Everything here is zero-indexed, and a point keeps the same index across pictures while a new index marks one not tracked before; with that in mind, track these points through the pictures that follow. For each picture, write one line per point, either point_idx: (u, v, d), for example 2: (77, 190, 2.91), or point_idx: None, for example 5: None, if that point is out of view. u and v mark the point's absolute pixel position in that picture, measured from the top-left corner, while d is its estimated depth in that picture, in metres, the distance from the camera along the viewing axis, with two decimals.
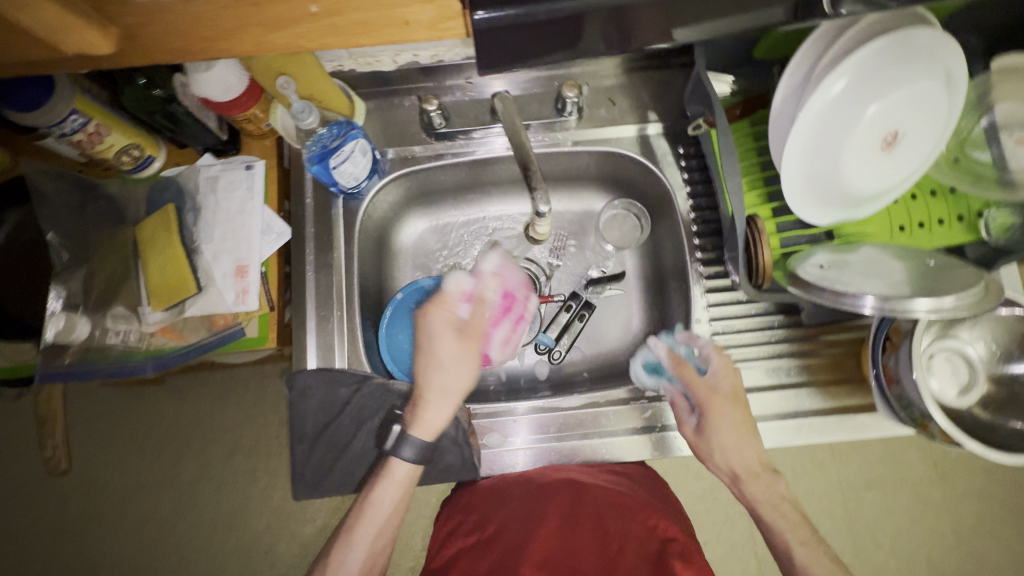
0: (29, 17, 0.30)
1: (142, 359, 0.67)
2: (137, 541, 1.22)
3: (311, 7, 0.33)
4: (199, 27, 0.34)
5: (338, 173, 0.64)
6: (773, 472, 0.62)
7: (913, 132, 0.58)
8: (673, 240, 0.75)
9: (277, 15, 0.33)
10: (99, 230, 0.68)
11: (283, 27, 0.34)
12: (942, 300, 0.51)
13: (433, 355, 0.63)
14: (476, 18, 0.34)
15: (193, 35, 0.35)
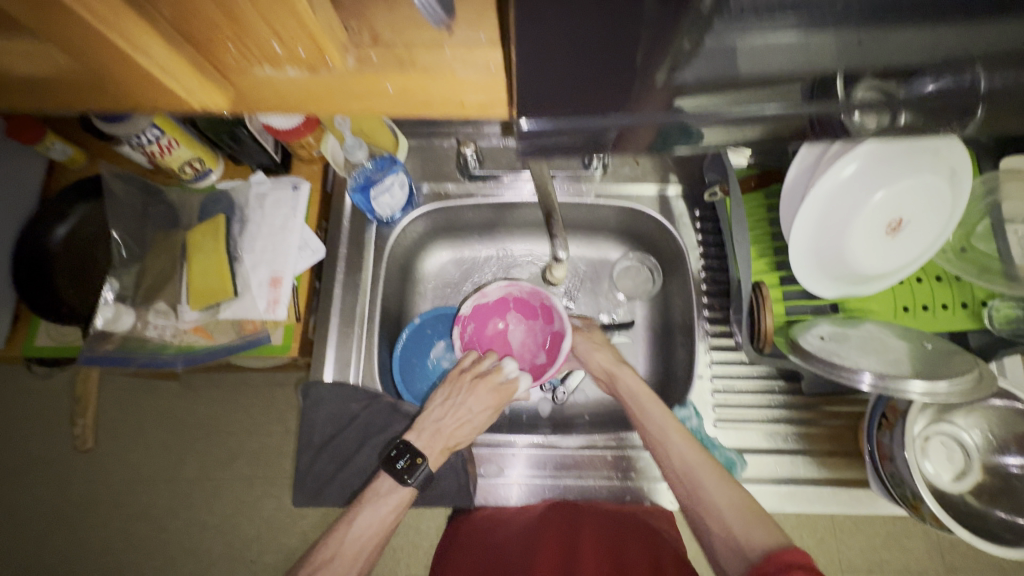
0: None
1: (174, 354, 0.71)
2: (129, 532, 1.24)
3: None
4: None
5: (377, 203, 0.70)
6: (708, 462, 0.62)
7: (916, 226, 0.61)
8: (683, 296, 0.78)
9: None
10: (156, 231, 0.75)
11: None
12: (936, 385, 0.52)
13: (469, 419, 0.68)
14: None
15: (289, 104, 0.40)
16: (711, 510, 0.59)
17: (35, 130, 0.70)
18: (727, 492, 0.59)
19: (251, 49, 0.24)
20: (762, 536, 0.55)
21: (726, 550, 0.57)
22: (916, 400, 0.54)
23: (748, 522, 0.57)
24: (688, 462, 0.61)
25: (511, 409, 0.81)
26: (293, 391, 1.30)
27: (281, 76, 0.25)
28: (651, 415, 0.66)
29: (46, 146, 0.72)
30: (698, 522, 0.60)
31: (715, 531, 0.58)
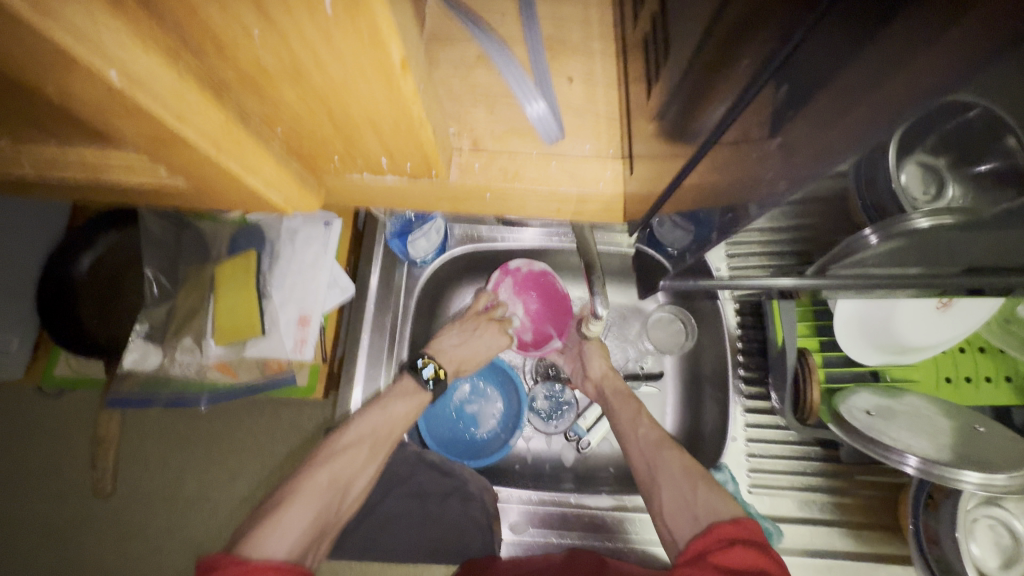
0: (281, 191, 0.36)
1: (198, 392, 0.70)
2: (124, 554, 1.21)
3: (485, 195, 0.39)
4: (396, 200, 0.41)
5: (413, 246, 0.70)
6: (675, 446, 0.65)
7: (961, 314, 0.60)
8: (716, 353, 0.76)
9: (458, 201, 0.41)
10: (188, 264, 0.74)
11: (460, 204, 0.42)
12: (993, 476, 0.49)
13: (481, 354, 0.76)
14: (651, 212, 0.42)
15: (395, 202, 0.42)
16: (668, 481, 0.61)
17: None
18: (682, 466, 0.62)
19: (352, 160, 0.36)
20: (716, 504, 0.57)
21: (677, 512, 0.59)
22: (969, 489, 0.51)
23: (699, 488, 0.59)
24: (651, 443, 0.65)
25: (534, 458, 0.79)
26: (299, 413, 1.28)
27: (378, 178, 0.38)
28: (625, 406, 0.71)
29: None
30: (652, 491, 0.62)
31: (665, 491, 0.61)
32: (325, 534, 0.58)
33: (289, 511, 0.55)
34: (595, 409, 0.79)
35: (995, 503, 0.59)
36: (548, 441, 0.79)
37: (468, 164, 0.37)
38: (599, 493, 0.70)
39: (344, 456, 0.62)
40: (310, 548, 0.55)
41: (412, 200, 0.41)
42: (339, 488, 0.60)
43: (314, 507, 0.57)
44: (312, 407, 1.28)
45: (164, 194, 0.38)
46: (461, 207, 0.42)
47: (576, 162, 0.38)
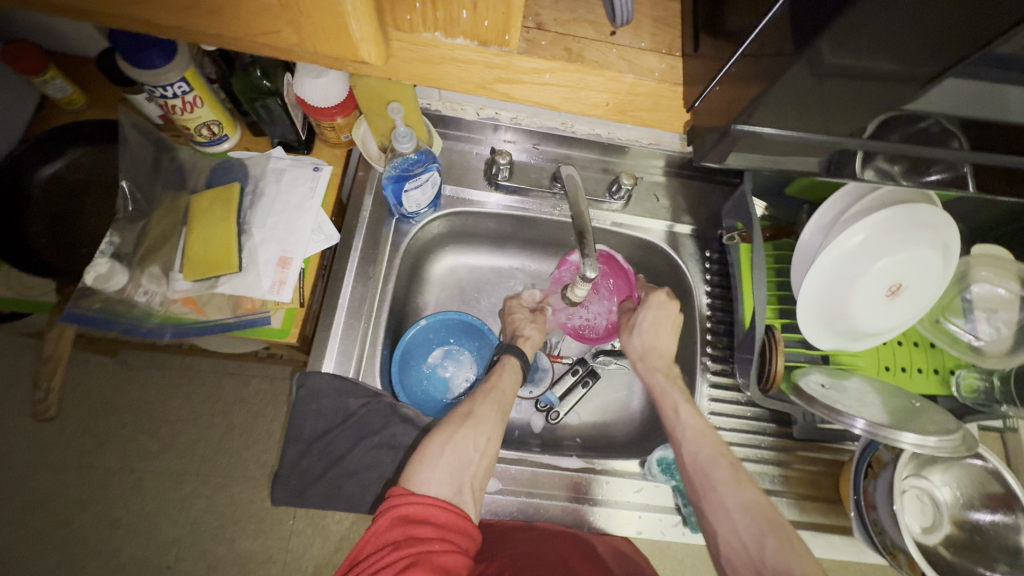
0: (357, 22, 0.34)
1: (160, 324, 0.65)
2: (23, 526, 1.08)
3: (545, 75, 0.44)
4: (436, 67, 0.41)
5: (407, 197, 0.68)
6: (738, 476, 0.59)
7: (901, 304, 0.68)
8: (685, 333, 0.81)
9: (511, 71, 0.43)
10: (164, 190, 0.70)
11: (514, 80, 0.44)
12: (926, 438, 0.57)
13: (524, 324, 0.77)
14: (736, 128, 0.43)
15: (427, 69, 0.41)
16: (724, 519, 0.57)
17: (39, 61, 0.64)
18: (745, 507, 0.56)
19: (432, 13, 0.36)
20: (785, 559, 0.52)
21: (738, 560, 0.55)
22: (904, 449, 0.58)
23: (764, 542, 0.54)
24: (704, 466, 0.60)
25: (504, 423, 0.80)
26: (245, 384, 1.21)
27: (445, 41, 0.38)
28: (669, 407, 0.67)
29: (44, 81, 0.66)
30: (707, 527, 0.58)
31: (722, 531, 0.57)
32: (477, 473, 0.56)
33: (440, 453, 0.54)
34: (566, 379, 0.80)
35: (921, 475, 0.66)
36: (519, 408, 0.81)
37: (535, 39, 0.43)
38: (571, 456, 0.73)
39: (481, 410, 0.61)
40: (461, 486, 0.54)
41: (470, 79, 0.44)
42: (479, 437, 0.58)
43: (459, 452, 0.56)
44: (260, 379, 1.22)
45: (203, 14, 0.34)
46: (510, 90, 0.46)
47: (634, 52, 0.46)
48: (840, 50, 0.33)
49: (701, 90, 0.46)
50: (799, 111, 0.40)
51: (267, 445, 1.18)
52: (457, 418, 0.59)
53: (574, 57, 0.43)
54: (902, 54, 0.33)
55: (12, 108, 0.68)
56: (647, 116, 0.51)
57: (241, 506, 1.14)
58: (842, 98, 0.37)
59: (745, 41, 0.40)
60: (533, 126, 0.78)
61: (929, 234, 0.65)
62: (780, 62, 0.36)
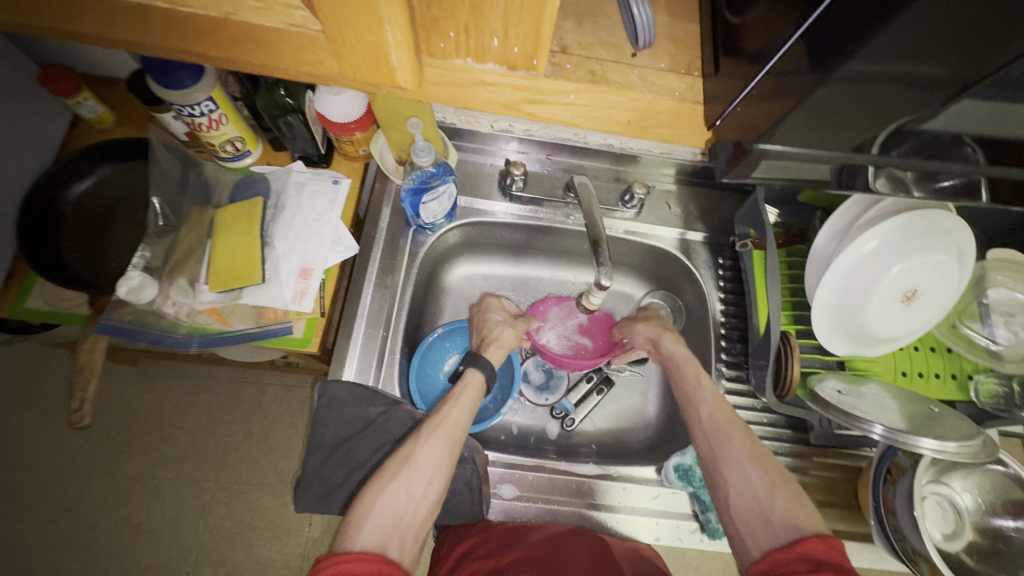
0: (395, 51, 0.35)
1: (187, 334, 0.67)
2: (48, 533, 1.11)
3: (570, 97, 0.45)
4: (463, 90, 0.42)
5: (425, 208, 0.70)
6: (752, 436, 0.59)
7: (916, 309, 0.68)
8: (700, 339, 0.81)
9: (539, 94, 0.43)
10: (191, 205, 0.72)
11: (542, 103, 0.45)
12: (946, 443, 0.57)
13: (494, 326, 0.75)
14: (758, 146, 0.44)
15: (456, 93, 0.42)
16: (735, 473, 0.56)
17: (72, 83, 0.67)
18: (758, 463, 0.56)
19: (465, 40, 0.37)
20: (796, 512, 0.51)
21: (748, 513, 0.53)
22: (923, 455, 0.58)
23: (776, 495, 0.53)
24: (719, 427, 0.60)
25: (519, 430, 0.81)
26: (262, 393, 1.23)
27: (476, 66, 0.40)
28: (685, 372, 0.67)
29: (77, 101, 0.69)
30: (717, 481, 0.57)
31: (733, 486, 0.55)
32: (410, 526, 0.53)
33: (367, 512, 0.52)
34: (580, 387, 0.81)
35: (942, 481, 0.65)
36: (534, 415, 0.81)
37: (561, 63, 0.44)
38: (587, 463, 0.74)
39: (423, 453, 0.58)
40: (389, 543, 0.51)
41: (498, 100, 0.43)
42: (414, 485, 0.56)
43: (388, 510, 0.53)
44: (276, 387, 1.24)
45: (249, 45, 0.36)
46: (535, 111, 0.46)
47: (658, 73, 0.46)
48: (869, 60, 0.33)
49: (723, 108, 0.45)
50: (815, 125, 0.41)
51: (284, 453, 1.20)
52: (394, 466, 0.57)
53: (598, 78, 0.44)
54: (932, 64, 0.33)
55: (46, 128, 0.71)
56: (668, 133, 0.50)
57: (258, 513, 1.15)
58: (855, 109, 0.38)
59: (769, 59, 0.41)
60: (546, 137, 0.79)
61: (945, 240, 0.65)
62: (802, 81, 0.38)
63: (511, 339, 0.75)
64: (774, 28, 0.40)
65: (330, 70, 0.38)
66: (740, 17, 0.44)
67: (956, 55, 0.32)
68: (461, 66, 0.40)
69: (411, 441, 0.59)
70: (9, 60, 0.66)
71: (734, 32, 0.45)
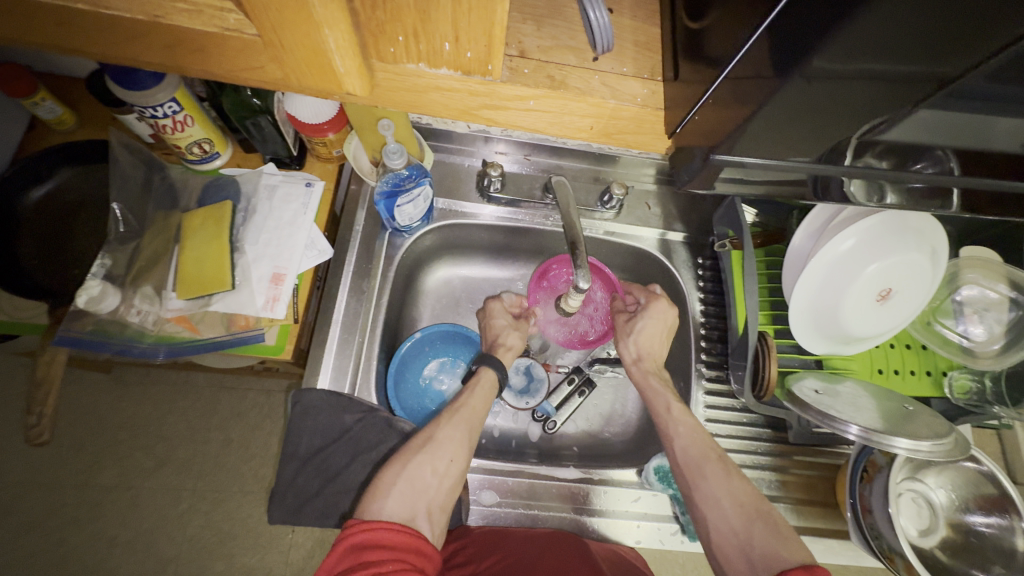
0: (344, 57, 0.34)
1: (154, 343, 0.65)
2: (17, 547, 1.07)
3: (528, 103, 0.44)
4: (406, 97, 0.42)
5: (400, 212, 0.68)
6: (726, 467, 0.60)
7: (892, 309, 0.68)
8: (680, 339, 0.81)
9: (496, 97, 0.43)
10: (157, 209, 0.70)
11: (496, 108, 0.45)
12: (920, 443, 0.57)
13: (497, 326, 0.76)
14: (715, 156, 0.45)
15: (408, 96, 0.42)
16: (714, 508, 0.57)
17: (29, 82, 0.64)
18: (734, 497, 0.57)
19: (415, 45, 0.35)
20: (773, 545, 0.52)
21: (730, 549, 0.55)
22: (898, 454, 0.58)
23: (754, 529, 0.54)
24: (693, 459, 0.61)
25: (501, 433, 0.80)
26: (241, 398, 1.20)
27: (430, 71, 0.38)
28: (658, 401, 0.68)
29: (33, 102, 0.66)
30: (697, 515, 0.59)
31: (712, 522, 0.57)
32: (435, 500, 0.55)
33: (395, 482, 0.54)
34: (562, 389, 0.81)
35: (917, 478, 0.66)
36: (515, 418, 0.81)
37: (518, 67, 0.43)
38: (568, 466, 0.73)
39: (443, 433, 0.60)
40: (416, 513, 0.53)
41: (456, 104, 0.43)
42: (438, 461, 0.57)
43: (414, 479, 0.55)
44: (256, 393, 1.21)
45: (185, 51, 0.35)
46: (493, 116, 0.46)
47: (616, 78, 0.46)
48: (837, 60, 0.32)
49: (683, 114, 0.45)
50: (779, 132, 0.41)
51: (264, 460, 1.17)
52: (418, 442, 0.59)
53: (557, 84, 0.43)
54: (899, 61, 0.33)
55: (3, 130, 0.69)
56: (631, 137, 0.51)
57: (238, 521, 1.13)
58: (823, 112, 0.38)
59: (727, 66, 0.40)
60: (524, 137, 0.78)
61: (918, 238, 0.66)
62: (765, 85, 0.37)
63: (519, 340, 0.75)
64: (730, 32, 0.39)
65: (274, 72, 0.36)
66: (700, 22, 0.43)
67: (922, 51, 0.32)
68: (415, 71, 0.38)
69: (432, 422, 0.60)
70: None
71: (695, 38, 0.43)
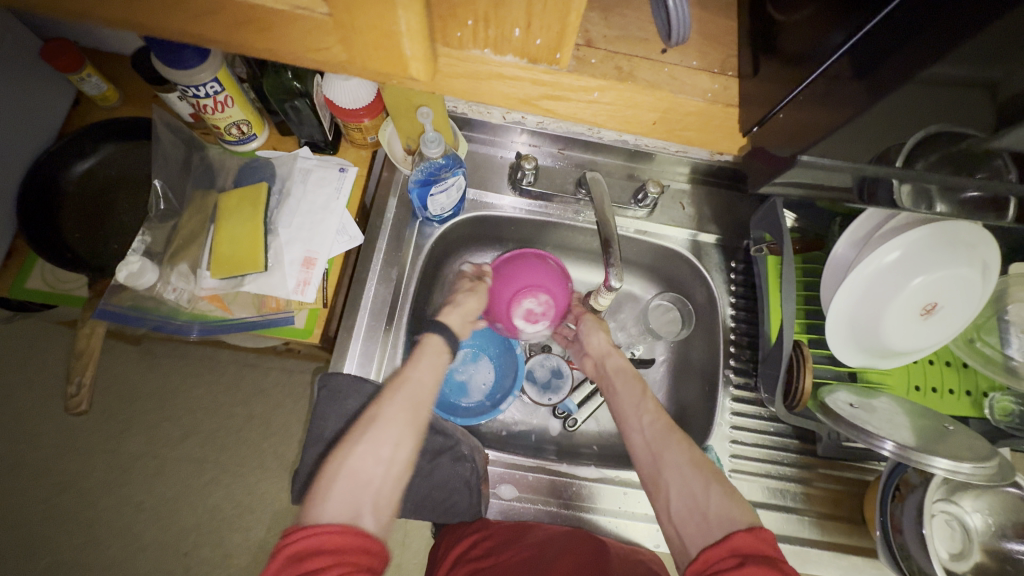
0: (413, 44, 0.34)
1: (189, 321, 0.67)
2: (47, 507, 1.11)
3: (594, 94, 0.44)
4: (464, 86, 0.41)
5: (432, 201, 0.68)
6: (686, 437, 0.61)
7: (937, 324, 0.66)
8: (707, 343, 0.80)
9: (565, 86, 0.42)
10: (195, 188, 0.71)
11: (564, 98, 0.44)
12: (960, 463, 0.55)
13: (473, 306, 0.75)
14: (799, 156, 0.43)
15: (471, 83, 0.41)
16: (672, 471, 0.58)
17: (76, 58, 0.65)
18: (693, 463, 0.58)
19: (484, 30, 0.35)
20: (728, 507, 0.53)
21: (686, 513, 0.55)
22: (936, 474, 0.56)
23: (710, 492, 0.55)
24: (658, 432, 0.62)
25: (520, 427, 0.80)
26: (263, 376, 1.22)
27: (495, 58, 0.38)
28: (630, 388, 0.69)
29: (81, 77, 0.67)
30: (658, 487, 0.58)
31: (673, 487, 0.57)
32: (381, 493, 0.52)
33: (334, 481, 0.50)
34: (584, 387, 0.80)
35: (952, 500, 0.64)
36: (535, 414, 0.80)
37: (586, 57, 0.42)
38: (588, 465, 0.72)
39: (389, 412, 0.57)
40: (361, 510, 0.49)
41: (516, 95, 0.43)
42: (380, 449, 0.54)
43: (356, 474, 0.51)
44: (278, 372, 1.23)
45: (249, 28, 0.35)
46: (553, 107, 0.45)
47: (689, 72, 0.46)
48: (967, 64, 0.31)
49: (765, 111, 0.46)
50: (856, 130, 0.39)
51: (283, 439, 1.19)
52: (359, 429, 0.55)
53: (625, 76, 0.43)
54: (966, 68, 0.32)
55: (48, 102, 0.70)
56: (697, 135, 0.51)
57: (256, 497, 1.16)
58: (888, 117, 0.37)
59: (824, 62, 0.40)
60: (561, 131, 0.77)
61: (972, 251, 0.63)
62: (843, 88, 0.38)
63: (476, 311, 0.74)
64: (816, 32, 0.40)
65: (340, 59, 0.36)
66: (784, 14, 0.43)
67: (992, 58, 0.31)
68: (480, 59, 0.38)
69: (379, 402, 0.57)
70: (11, 33, 0.64)
71: (772, 28, 0.44)
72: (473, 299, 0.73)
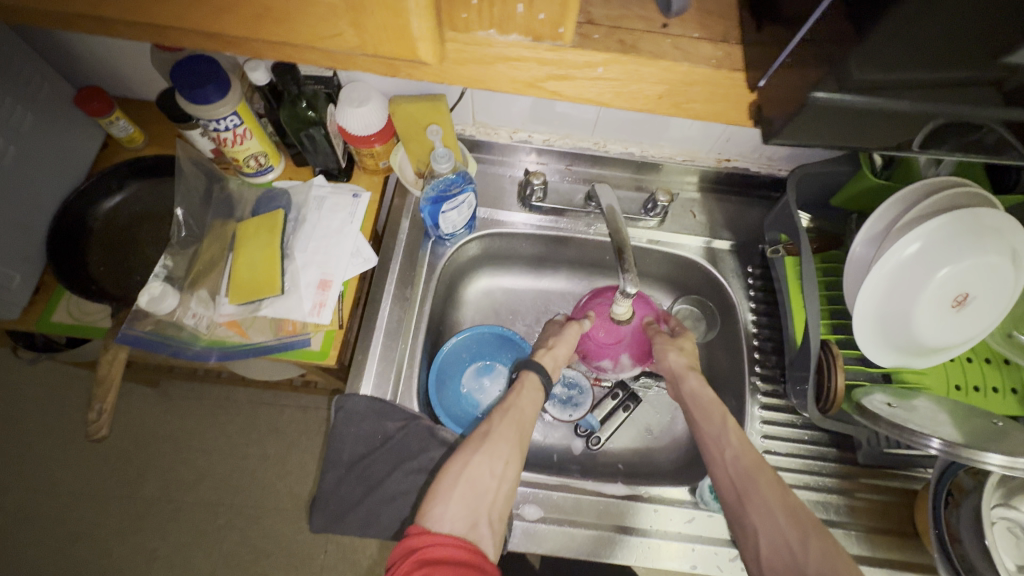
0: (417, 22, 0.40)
1: (207, 347, 0.67)
2: (61, 558, 1.09)
3: (598, 69, 0.48)
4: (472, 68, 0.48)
5: (444, 217, 0.69)
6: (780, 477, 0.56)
7: (969, 317, 0.63)
8: (730, 351, 0.77)
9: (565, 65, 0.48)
10: (215, 219, 0.73)
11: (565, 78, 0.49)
12: (1015, 459, 0.51)
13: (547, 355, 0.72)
14: (817, 95, 0.38)
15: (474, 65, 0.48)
16: (763, 516, 0.53)
17: (105, 103, 0.69)
18: (786, 508, 0.53)
19: (490, 9, 0.43)
20: (832, 565, 0.47)
21: (778, 563, 0.51)
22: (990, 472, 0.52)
23: (809, 545, 0.50)
24: (744, 469, 0.57)
25: (542, 448, 0.77)
26: (278, 414, 1.21)
27: (500, 39, 0.46)
28: (708, 416, 0.63)
29: (109, 121, 0.71)
30: (744, 531, 0.54)
31: (763, 533, 0.52)
32: (491, 508, 0.53)
33: (454, 484, 0.53)
34: (605, 404, 0.78)
35: (1012, 505, 0.60)
36: (557, 432, 0.78)
37: (588, 34, 0.47)
38: (615, 482, 0.69)
39: (499, 431, 0.59)
40: (477, 518, 0.52)
41: (522, 78, 0.50)
42: (495, 463, 0.56)
43: (473, 481, 0.54)
44: (293, 409, 1.22)
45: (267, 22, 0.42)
46: (560, 88, 0.51)
47: (691, 41, 0.49)
48: (881, 69, 0.35)
49: (766, 69, 0.45)
50: (851, 109, 0.39)
51: (300, 477, 1.17)
52: (473, 443, 0.58)
53: (626, 49, 0.47)
54: (928, 67, 0.34)
55: (79, 147, 0.74)
56: (703, 108, 0.52)
57: (273, 539, 1.12)
58: (880, 96, 0.38)
59: (804, 24, 0.40)
60: (567, 147, 0.79)
61: (1003, 238, 0.60)
62: (844, 43, 0.35)
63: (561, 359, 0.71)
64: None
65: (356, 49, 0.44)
66: None
67: (949, 55, 0.33)
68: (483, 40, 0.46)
69: (490, 420, 0.60)
70: (48, 83, 0.69)
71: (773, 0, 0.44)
72: (563, 345, 0.72)
